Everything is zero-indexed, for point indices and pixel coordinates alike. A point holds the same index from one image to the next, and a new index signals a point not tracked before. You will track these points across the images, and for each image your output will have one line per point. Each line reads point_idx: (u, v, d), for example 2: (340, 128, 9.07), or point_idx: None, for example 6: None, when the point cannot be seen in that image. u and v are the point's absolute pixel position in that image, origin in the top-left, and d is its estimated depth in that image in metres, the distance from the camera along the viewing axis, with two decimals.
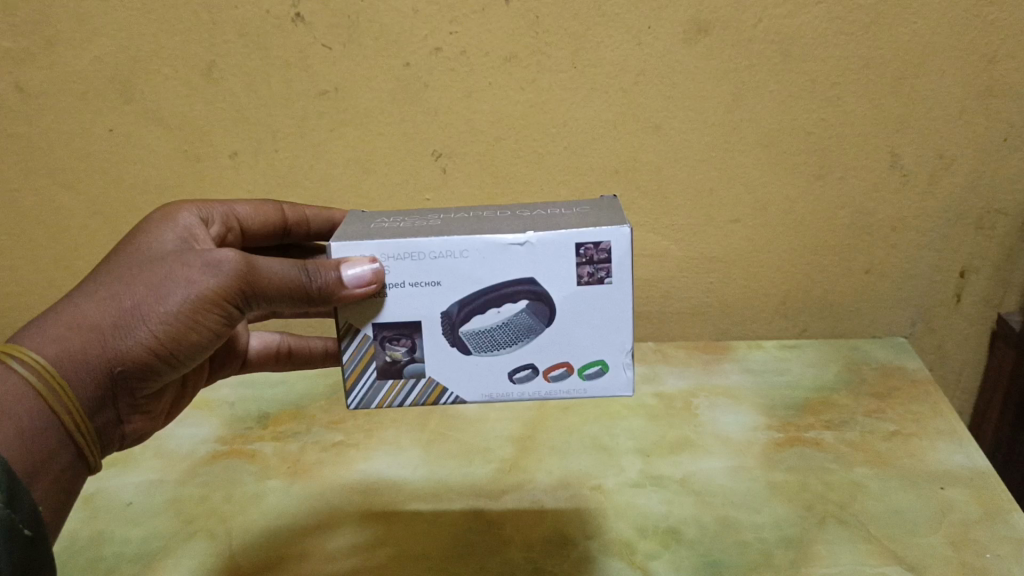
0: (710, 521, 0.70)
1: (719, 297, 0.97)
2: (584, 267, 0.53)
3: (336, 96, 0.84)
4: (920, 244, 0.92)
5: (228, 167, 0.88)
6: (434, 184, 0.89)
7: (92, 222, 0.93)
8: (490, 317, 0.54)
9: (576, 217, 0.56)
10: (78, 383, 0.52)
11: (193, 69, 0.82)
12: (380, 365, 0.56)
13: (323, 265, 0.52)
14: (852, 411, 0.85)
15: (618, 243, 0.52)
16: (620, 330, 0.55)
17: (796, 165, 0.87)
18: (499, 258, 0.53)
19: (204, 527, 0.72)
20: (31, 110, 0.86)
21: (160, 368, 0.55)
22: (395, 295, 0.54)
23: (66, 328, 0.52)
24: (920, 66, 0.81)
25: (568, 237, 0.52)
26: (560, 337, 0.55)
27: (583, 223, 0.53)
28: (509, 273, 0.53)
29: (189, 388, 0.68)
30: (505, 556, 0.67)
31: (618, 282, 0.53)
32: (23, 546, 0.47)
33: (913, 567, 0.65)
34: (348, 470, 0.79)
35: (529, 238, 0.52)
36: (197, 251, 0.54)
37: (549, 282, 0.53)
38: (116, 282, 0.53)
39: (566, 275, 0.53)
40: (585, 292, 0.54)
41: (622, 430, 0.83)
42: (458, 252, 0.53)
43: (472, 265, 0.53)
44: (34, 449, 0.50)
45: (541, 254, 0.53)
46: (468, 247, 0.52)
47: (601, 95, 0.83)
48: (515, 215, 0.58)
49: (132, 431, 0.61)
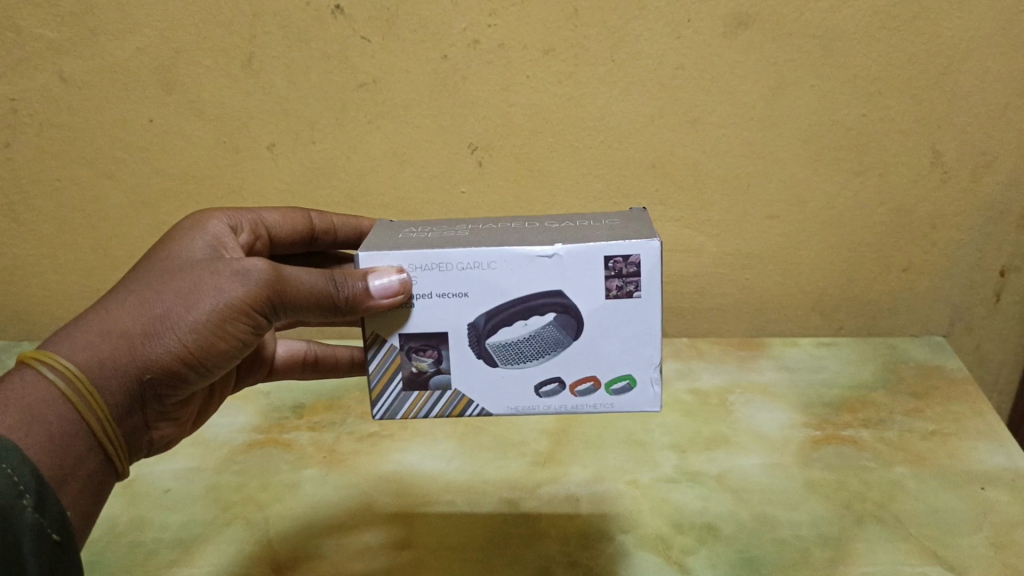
0: (747, 517, 0.70)
1: (754, 293, 0.96)
2: (612, 281, 0.53)
3: (374, 88, 0.84)
4: (960, 242, 0.91)
5: (267, 159, 0.89)
6: (471, 177, 0.89)
7: (132, 211, 0.94)
8: (517, 329, 0.54)
9: (605, 228, 0.56)
10: (108, 391, 0.51)
11: (232, 61, 0.83)
12: (405, 375, 0.56)
13: (350, 275, 0.52)
14: (890, 410, 0.84)
15: (647, 257, 0.52)
16: (648, 345, 0.54)
17: (836, 161, 0.86)
18: (527, 270, 0.52)
19: (241, 514, 0.72)
20: (73, 101, 0.87)
21: (189, 377, 0.54)
22: (422, 306, 0.54)
23: (96, 334, 0.51)
24: (963, 62, 0.80)
25: (596, 250, 0.52)
26: (588, 351, 0.54)
27: (611, 236, 0.53)
28: (536, 285, 0.53)
29: (216, 396, 0.68)
30: (540, 549, 0.67)
31: (646, 295, 0.53)
32: (51, 550, 0.47)
33: (954, 567, 0.64)
34: (383, 461, 0.79)
35: (557, 250, 0.52)
36: (227, 260, 0.54)
37: (577, 295, 0.53)
38: (146, 290, 0.53)
39: (594, 289, 0.53)
40: (612, 306, 0.53)
41: (656, 425, 0.83)
42: (485, 263, 0.52)
43: (499, 276, 0.53)
44: (63, 457, 0.49)
45: (569, 267, 0.52)
46: (495, 258, 0.52)
47: (639, 88, 0.83)
48: (541, 226, 0.58)
49: (160, 439, 0.60)
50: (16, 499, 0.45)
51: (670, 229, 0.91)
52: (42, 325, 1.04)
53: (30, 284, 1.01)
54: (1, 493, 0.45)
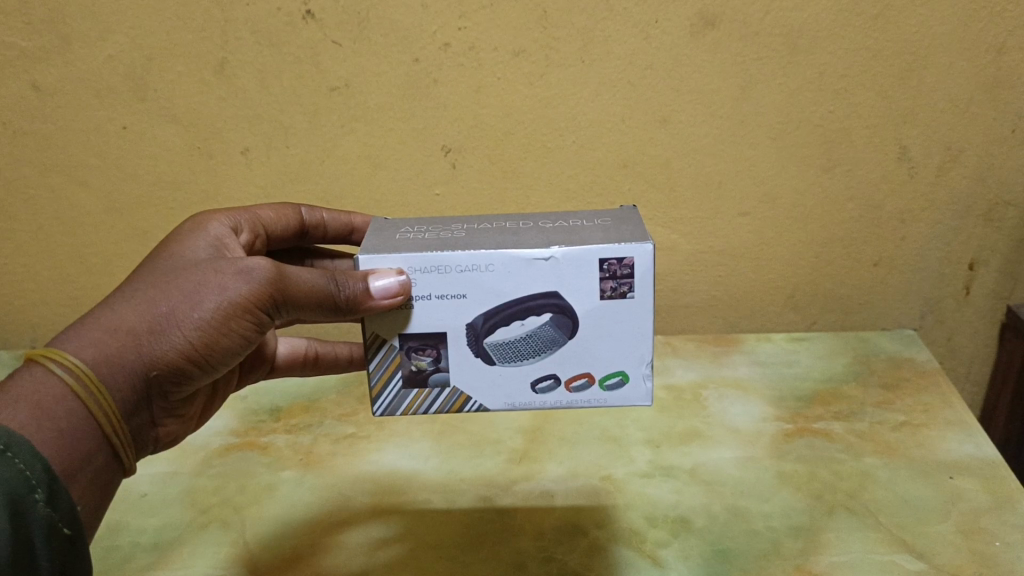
0: (719, 509, 0.71)
1: (727, 290, 0.97)
2: (607, 282, 0.53)
3: (347, 92, 0.84)
4: (929, 236, 0.92)
5: (241, 163, 0.89)
6: (445, 179, 0.90)
7: (107, 217, 0.94)
8: (514, 329, 0.54)
9: (599, 229, 0.56)
10: (116, 388, 0.51)
11: (204, 67, 0.83)
12: (406, 374, 0.57)
13: (350, 276, 0.53)
14: (861, 401, 0.85)
15: (641, 260, 0.52)
16: (641, 343, 0.55)
17: (804, 157, 0.88)
18: (525, 272, 0.53)
19: (219, 517, 0.73)
20: (47, 108, 0.87)
21: (193, 373, 0.55)
22: (422, 307, 0.54)
23: (103, 331, 0.51)
24: (927, 58, 0.82)
25: (592, 253, 0.53)
26: (582, 349, 0.55)
27: (605, 238, 0.54)
28: (534, 287, 0.53)
29: (219, 394, 0.69)
30: (515, 545, 0.68)
31: (640, 297, 0.54)
32: (62, 544, 0.47)
33: (923, 555, 0.65)
34: (360, 462, 0.79)
35: (554, 253, 0.53)
36: (230, 259, 0.55)
37: (572, 296, 0.54)
38: (152, 288, 0.53)
39: (589, 290, 0.54)
40: (607, 307, 0.54)
41: (632, 421, 0.84)
42: (483, 265, 0.53)
43: (497, 278, 0.53)
44: (73, 451, 0.49)
45: (565, 269, 0.53)
46: (493, 261, 0.53)
47: (608, 89, 0.84)
48: (537, 226, 0.58)
49: (164, 435, 0.60)
50: (27, 494, 0.45)
51: None
52: (16, 333, 1.04)
53: (6, 291, 1.01)
54: (14, 488, 0.45)
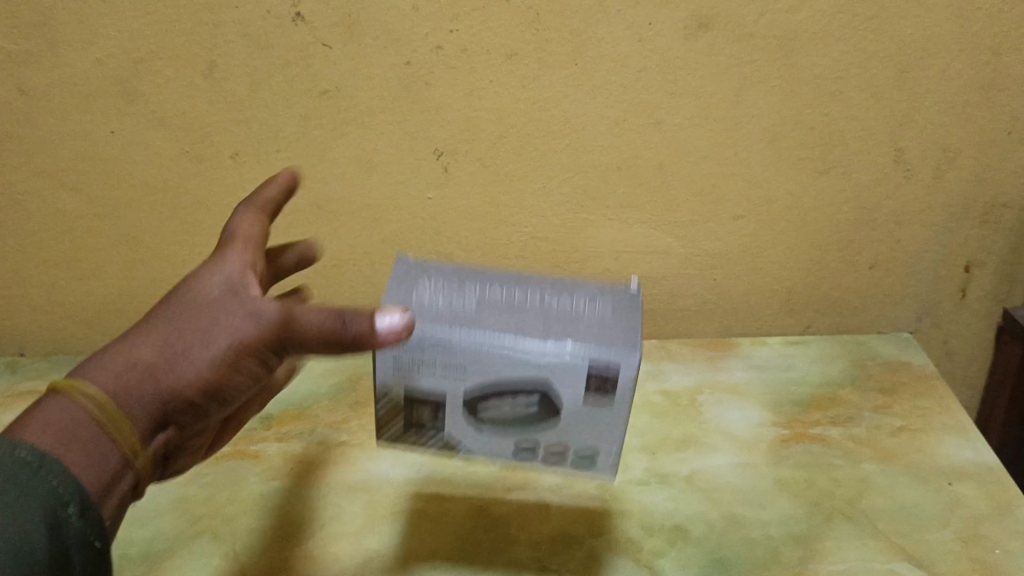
0: (717, 517, 0.70)
1: (723, 293, 0.96)
2: (594, 382, 0.57)
3: (338, 95, 0.83)
4: (924, 238, 0.92)
5: (231, 167, 0.88)
6: (437, 183, 0.88)
7: (95, 222, 0.91)
8: (507, 399, 0.59)
9: (598, 322, 0.60)
10: (136, 415, 0.54)
11: (194, 71, 0.82)
12: (406, 424, 0.61)
13: (357, 318, 0.53)
14: (859, 407, 0.84)
15: (626, 367, 0.56)
16: (616, 433, 0.60)
17: (799, 159, 0.87)
18: (522, 364, 0.57)
19: (210, 527, 0.72)
20: (32, 113, 0.84)
21: (211, 404, 0.57)
22: (430, 389, 0.59)
23: (121, 364, 0.54)
24: (923, 61, 0.82)
25: (582, 356, 0.57)
26: (566, 426, 0.60)
27: (593, 342, 0.57)
28: (528, 369, 0.57)
29: (234, 426, 0.71)
30: (511, 556, 0.67)
31: (620, 400, 0.58)
32: (92, 556, 0.51)
33: (923, 563, 0.66)
34: (352, 470, 0.78)
35: (551, 349, 0.57)
36: (241, 296, 0.57)
37: (563, 382, 0.58)
38: (169, 323, 0.56)
39: (577, 386, 0.58)
40: (592, 413, 0.58)
41: (627, 427, 0.82)
42: (488, 349, 0.57)
43: (500, 363, 0.57)
44: (103, 473, 0.52)
45: (558, 362, 0.57)
46: (494, 344, 0.57)
47: (602, 92, 0.83)
48: (540, 296, 0.62)
49: (177, 469, 0.63)
50: (60, 509, 0.49)
51: (636, 230, 0.91)
52: None
53: None
54: (43, 500, 0.48)
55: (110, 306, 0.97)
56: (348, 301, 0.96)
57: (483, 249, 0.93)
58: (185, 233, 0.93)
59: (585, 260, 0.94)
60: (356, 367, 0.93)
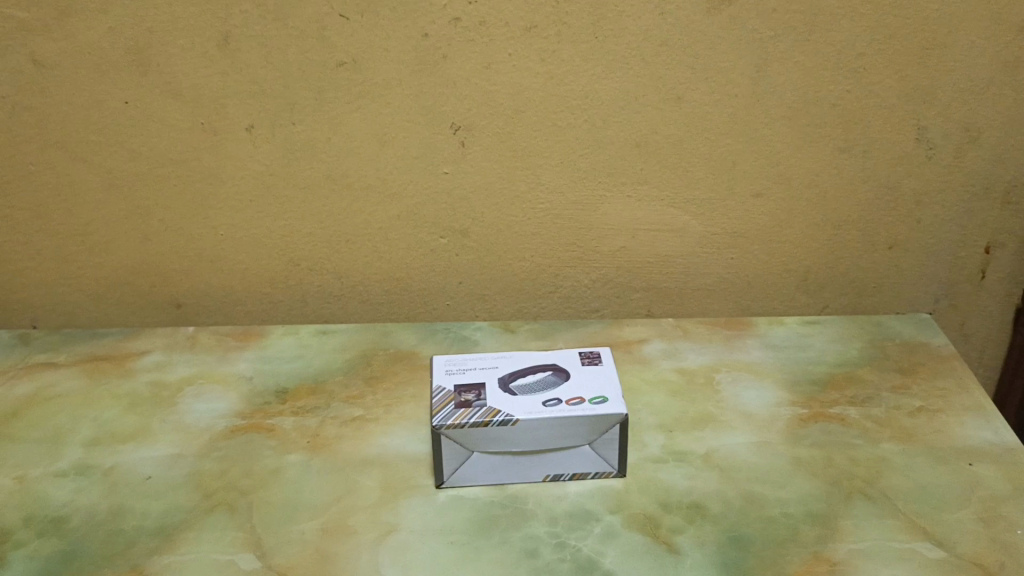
0: (735, 496, 0.70)
1: (740, 272, 0.95)
2: (588, 395, 0.73)
3: (353, 68, 0.82)
4: (944, 218, 0.92)
5: (245, 141, 0.86)
6: (453, 158, 0.87)
7: (108, 195, 0.89)
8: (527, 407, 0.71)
9: (579, 377, 0.76)
10: None
11: (208, 41, 0.81)
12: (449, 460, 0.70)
13: None
14: (877, 386, 0.83)
15: (611, 389, 0.74)
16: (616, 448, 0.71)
17: (820, 137, 0.86)
18: (530, 375, 0.76)
19: (225, 500, 0.71)
20: (47, 83, 0.83)
21: None
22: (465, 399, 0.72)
23: None
24: (947, 37, 0.81)
25: (578, 372, 0.76)
26: (576, 431, 0.71)
27: (586, 380, 0.75)
28: (536, 385, 0.75)
29: None
30: (528, 531, 0.67)
31: (616, 406, 0.71)
32: None
33: (942, 543, 0.65)
34: (368, 445, 0.77)
35: (548, 364, 0.78)
36: None
37: (566, 391, 0.74)
38: None
39: (577, 391, 0.74)
40: (595, 424, 0.71)
41: (643, 404, 0.81)
42: (499, 363, 0.78)
43: (509, 365, 0.78)
44: None
45: (560, 384, 0.75)
46: (507, 361, 0.78)
47: (622, 66, 0.82)
48: (543, 373, 0.76)
49: None
50: None
51: (654, 207, 0.90)
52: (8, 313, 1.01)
53: None
54: None
55: (125, 280, 0.95)
56: (361, 279, 0.95)
57: (499, 227, 0.92)
58: (202, 206, 0.90)
59: (601, 238, 0.92)
60: (370, 343, 0.93)
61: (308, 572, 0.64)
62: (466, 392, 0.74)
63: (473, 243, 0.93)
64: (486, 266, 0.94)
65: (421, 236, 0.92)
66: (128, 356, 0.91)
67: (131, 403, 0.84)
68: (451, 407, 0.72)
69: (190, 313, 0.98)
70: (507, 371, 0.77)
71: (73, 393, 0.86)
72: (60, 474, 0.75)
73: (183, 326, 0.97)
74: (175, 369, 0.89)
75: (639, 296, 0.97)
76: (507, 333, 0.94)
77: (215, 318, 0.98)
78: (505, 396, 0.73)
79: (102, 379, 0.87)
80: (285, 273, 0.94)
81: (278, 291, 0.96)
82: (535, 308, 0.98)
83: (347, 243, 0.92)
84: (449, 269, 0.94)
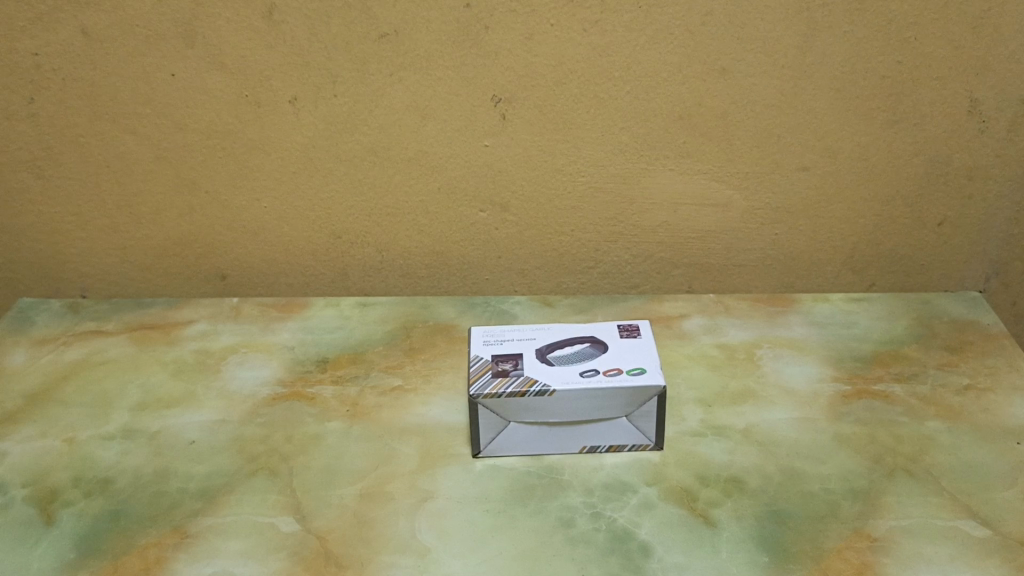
0: (775, 471, 0.69)
1: (784, 248, 0.94)
2: (625, 367, 0.72)
3: (395, 39, 0.82)
4: (997, 193, 0.89)
5: (288, 113, 0.87)
6: (494, 130, 0.87)
7: (155, 166, 0.91)
8: (564, 376, 0.71)
9: (616, 349, 0.75)
10: None
11: (253, 13, 0.81)
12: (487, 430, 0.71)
13: None
14: (923, 363, 0.82)
15: (649, 362, 0.73)
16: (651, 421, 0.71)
17: (869, 110, 0.84)
18: (567, 347, 0.76)
19: (266, 465, 0.72)
20: (97, 55, 0.84)
21: None
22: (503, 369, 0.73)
23: None
24: (1004, 6, 0.79)
25: (615, 345, 0.76)
26: (612, 403, 0.70)
27: (623, 352, 0.75)
28: (573, 357, 0.75)
29: None
30: (564, 501, 0.67)
31: (653, 377, 0.71)
32: None
33: (988, 522, 0.64)
34: (406, 414, 0.78)
35: (585, 336, 0.77)
36: None
37: (602, 362, 0.73)
38: None
39: (613, 362, 0.73)
40: (631, 395, 0.70)
41: (683, 378, 0.81)
42: (535, 335, 0.78)
43: (546, 337, 0.78)
44: None
45: (597, 356, 0.74)
46: (543, 332, 0.78)
47: (665, 37, 0.81)
48: (580, 345, 0.76)
49: None
50: None
51: (697, 181, 0.89)
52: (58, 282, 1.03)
53: None
54: None
55: (171, 251, 0.96)
56: (402, 252, 0.96)
57: (540, 201, 0.91)
58: (246, 178, 0.91)
59: (642, 213, 0.92)
60: (411, 315, 0.93)
61: (346, 535, 0.65)
62: (503, 362, 0.74)
63: (513, 216, 0.92)
64: (527, 240, 0.94)
65: (462, 209, 0.92)
66: (174, 325, 0.93)
67: (177, 370, 0.85)
68: (488, 376, 0.72)
69: (235, 284, 0.99)
70: (544, 342, 0.77)
71: (121, 360, 0.88)
72: (107, 437, 0.77)
73: (228, 297, 0.99)
74: (220, 339, 0.90)
75: (680, 272, 0.96)
76: (546, 307, 0.94)
77: (258, 289, 0.99)
78: (543, 366, 0.73)
79: (149, 347, 0.89)
80: (328, 245, 0.95)
81: (320, 264, 0.97)
82: (575, 283, 0.98)
83: (389, 216, 0.93)
84: (489, 243, 0.95)
